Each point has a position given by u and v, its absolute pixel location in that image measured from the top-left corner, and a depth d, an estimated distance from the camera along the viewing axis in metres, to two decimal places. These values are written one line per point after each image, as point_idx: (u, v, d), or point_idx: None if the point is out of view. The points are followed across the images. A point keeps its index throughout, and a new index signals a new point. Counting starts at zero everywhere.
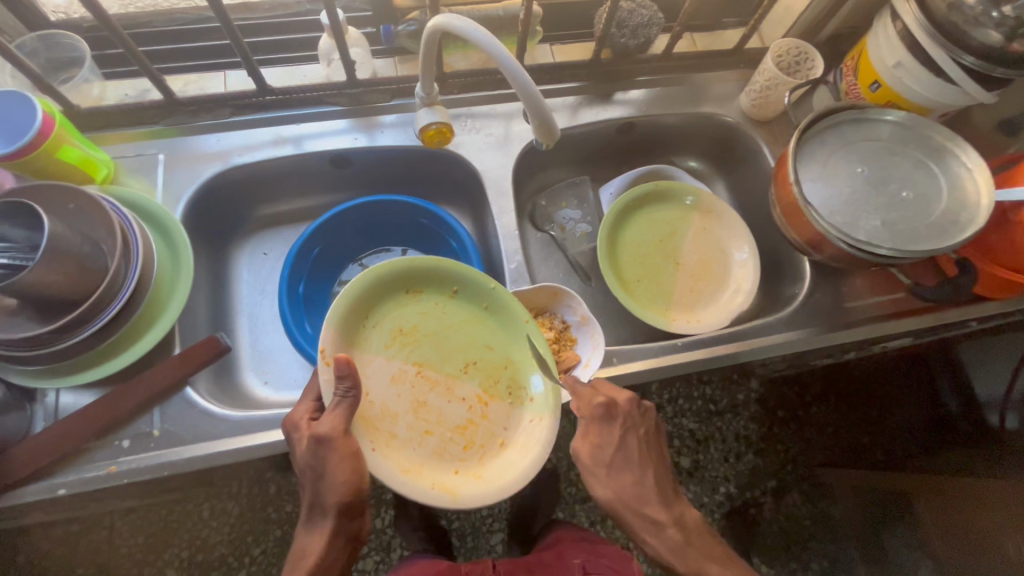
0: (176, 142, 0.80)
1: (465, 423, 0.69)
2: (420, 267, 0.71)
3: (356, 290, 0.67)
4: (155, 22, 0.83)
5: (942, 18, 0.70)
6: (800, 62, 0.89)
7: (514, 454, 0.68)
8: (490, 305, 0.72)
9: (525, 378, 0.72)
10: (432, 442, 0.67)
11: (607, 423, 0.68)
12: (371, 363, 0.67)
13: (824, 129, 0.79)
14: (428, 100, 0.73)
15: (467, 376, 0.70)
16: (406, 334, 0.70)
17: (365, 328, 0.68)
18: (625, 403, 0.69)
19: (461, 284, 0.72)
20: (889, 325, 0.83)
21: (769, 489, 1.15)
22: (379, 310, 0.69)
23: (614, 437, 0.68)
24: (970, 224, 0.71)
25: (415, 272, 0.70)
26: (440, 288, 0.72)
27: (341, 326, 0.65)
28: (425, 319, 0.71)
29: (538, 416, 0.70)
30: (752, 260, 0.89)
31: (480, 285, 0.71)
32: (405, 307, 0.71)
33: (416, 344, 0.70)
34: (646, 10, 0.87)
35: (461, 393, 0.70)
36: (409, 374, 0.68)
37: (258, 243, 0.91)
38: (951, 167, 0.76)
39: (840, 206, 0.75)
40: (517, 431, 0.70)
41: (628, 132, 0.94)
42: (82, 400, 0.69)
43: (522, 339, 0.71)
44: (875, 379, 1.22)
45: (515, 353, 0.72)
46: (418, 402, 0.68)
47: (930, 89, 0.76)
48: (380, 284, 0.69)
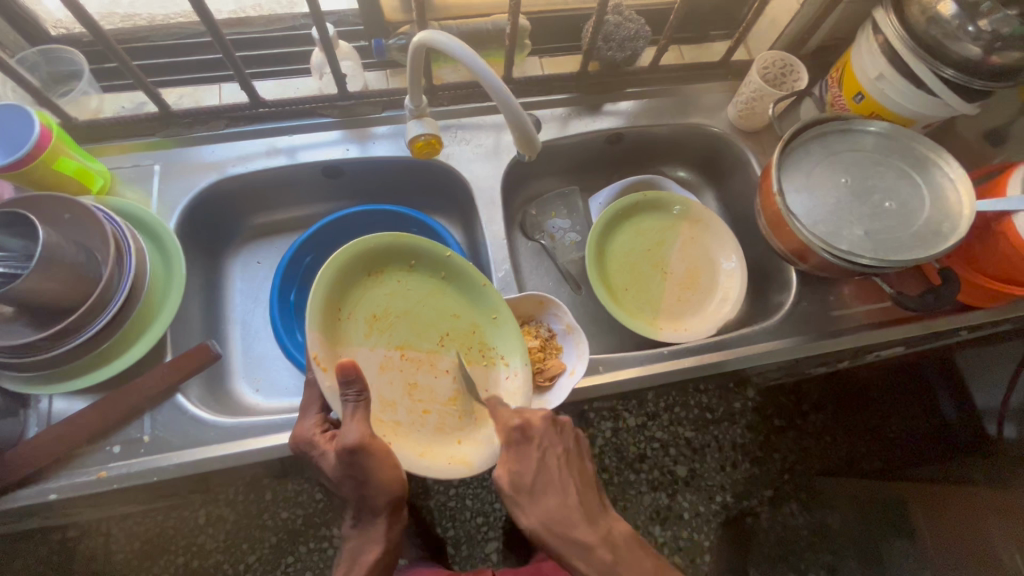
0: (171, 154, 0.82)
1: (455, 395, 0.71)
2: (376, 246, 0.71)
3: (327, 285, 0.66)
4: (153, 37, 0.86)
5: (922, 31, 0.72)
6: (785, 74, 0.90)
7: (502, 410, 0.71)
8: (447, 273, 0.74)
9: (492, 339, 0.74)
10: (432, 419, 0.69)
11: (523, 445, 0.65)
12: (357, 355, 0.68)
13: (809, 140, 0.80)
14: (417, 112, 0.75)
15: (445, 348, 0.73)
16: (380, 319, 0.71)
17: (343, 321, 0.68)
18: (539, 424, 0.66)
19: (417, 256, 0.74)
20: (878, 334, 0.83)
21: (766, 498, 1.15)
22: (349, 299, 0.69)
23: (530, 459, 0.64)
24: (952, 234, 0.72)
25: (375, 254, 0.71)
26: (397, 263, 0.73)
27: (322, 327, 0.65)
28: (392, 300, 0.72)
29: (513, 371, 0.72)
30: (740, 269, 0.89)
31: (435, 255, 0.73)
32: (372, 292, 0.71)
33: (393, 327, 0.71)
34: (633, 24, 0.89)
35: (442, 366, 0.72)
36: (395, 359, 0.70)
37: (252, 252, 0.92)
38: (934, 177, 0.77)
39: (823, 216, 0.76)
40: (498, 390, 0.72)
41: (617, 142, 0.96)
42: (75, 406, 0.70)
43: (483, 301, 0.74)
44: (873, 388, 1.22)
45: (479, 317, 0.74)
46: (409, 383, 0.70)
47: (912, 100, 0.77)
48: (345, 272, 0.68)
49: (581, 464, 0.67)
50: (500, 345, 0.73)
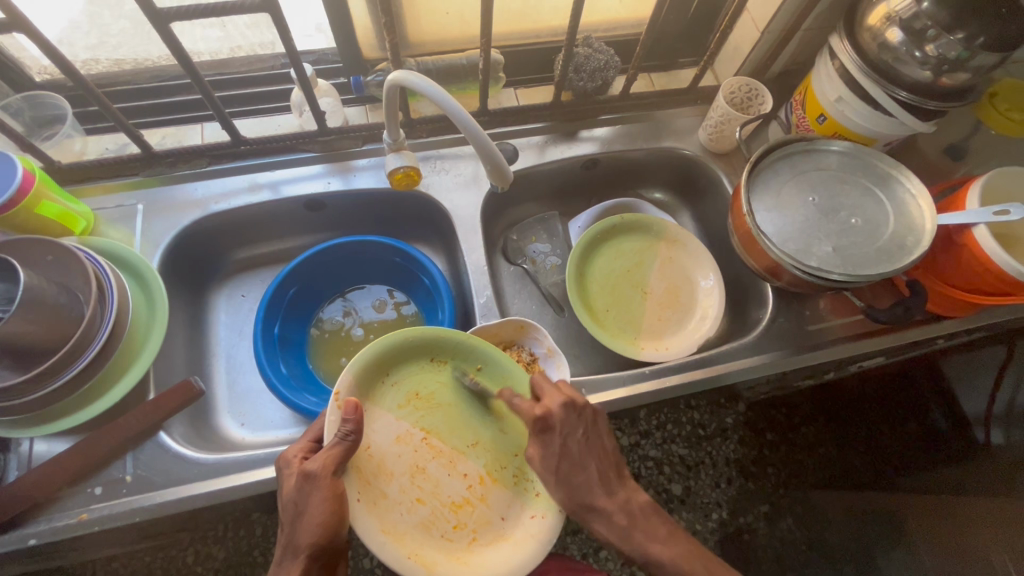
0: (155, 192, 0.84)
1: (462, 500, 0.67)
2: (450, 338, 0.71)
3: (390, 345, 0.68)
4: (135, 80, 0.88)
5: (875, 56, 0.76)
6: (750, 99, 0.93)
7: (508, 548, 0.65)
8: (513, 390, 0.71)
9: (532, 469, 0.70)
10: (422, 511, 0.65)
11: (545, 433, 0.64)
12: (381, 420, 0.66)
13: (775, 160, 0.83)
14: (395, 145, 0.78)
15: (474, 452, 0.68)
16: (422, 399, 0.69)
17: (385, 382, 0.68)
18: (563, 408, 0.65)
19: (487, 363, 0.71)
20: (854, 346, 0.85)
21: (762, 514, 1.15)
22: (401, 366, 0.69)
23: (555, 447, 0.64)
24: (916, 247, 0.75)
25: (446, 343, 0.70)
26: (465, 362, 0.71)
27: (363, 377, 0.66)
28: (443, 389, 0.70)
29: (541, 511, 0.67)
30: (717, 287, 0.91)
31: (505, 369, 0.70)
32: (427, 373, 0.70)
33: (430, 411, 0.69)
34: (602, 54, 0.92)
35: (463, 468, 0.68)
36: (415, 438, 0.67)
37: (237, 285, 0.93)
38: (896, 192, 0.79)
39: (792, 234, 0.78)
40: (515, 523, 0.67)
41: (593, 168, 0.98)
42: (56, 448, 0.70)
43: None
44: (865, 399, 1.23)
45: (527, 441, 0.70)
46: (417, 467, 0.66)
47: (870, 120, 0.81)
48: (412, 342, 0.69)
49: (604, 438, 0.67)
50: (541, 481, 0.69)
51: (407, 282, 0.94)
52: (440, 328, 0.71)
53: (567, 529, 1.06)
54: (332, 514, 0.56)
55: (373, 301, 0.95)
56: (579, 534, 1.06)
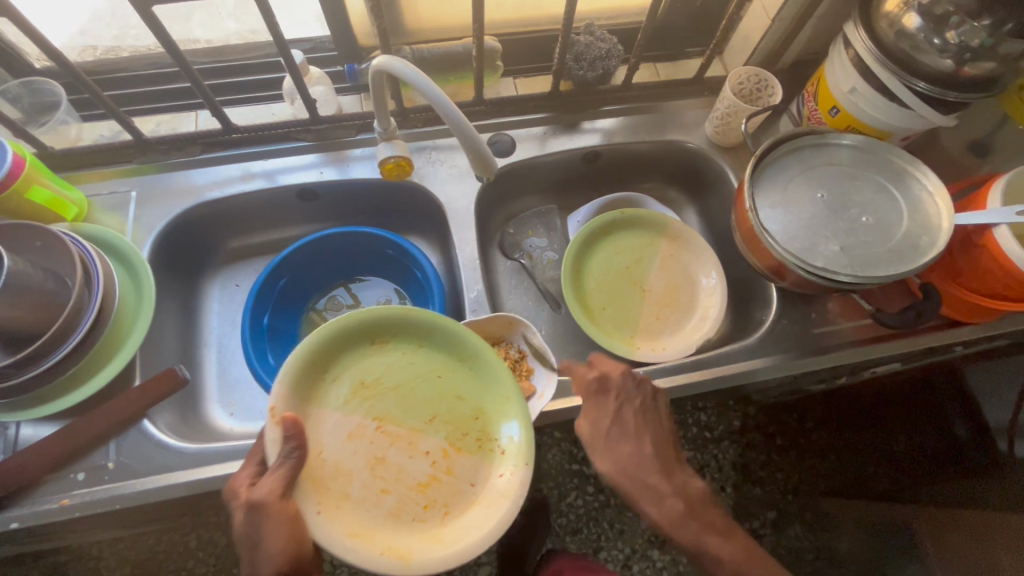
0: (149, 180, 0.84)
1: (428, 479, 0.64)
2: (386, 317, 0.68)
3: (317, 344, 0.64)
4: (132, 68, 0.87)
5: (891, 45, 0.71)
6: (760, 89, 0.88)
7: (482, 511, 0.63)
8: (462, 353, 0.68)
9: (495, 428, 0.67)
10: (388, 501, 0.62)
11: (600, 397, 0.68)
12: (327, 419, 0.63)
13: (784, 154, 0.79)
14: (386, 134, 0.77)
15: (433, 428, 0.66)
16: (369, 387, 0.66)
17: (325, 381, 0.65)
18: (617, 376, 0.68)
19: (430, 332, 0.69)
20: (862, 352, 0.81)
21: (769, 521, 1.11)
22: (338, 360, 0.66)
23: (607, 410, 0.67)
24: (930, 248, 0.70)
25: (382, 323, 0.67)
26: (408, 336, 0.69)
27: (298, 384, 0.62)
28: (390, 372, 0.67)
29: (508, 468, 0.65)
30: (720, 286, 0.88)
31: (448, 332, 0.68)
32: (371, 360, 0.67)
33: (379, 397, 0.66)
34: (604, 43, 0.89)
35: (424, 447, 0.65)
36: (368, 430, 0.64)
37: (231, 274, 0.93)
38: (911, 189, 0.75)
39: (797, 232, 0.74)
40: (485, 486, 0.65)
41: (594, 160, 0.95)
42: (41, 432, 0.70)
43: (496, 388, 0.67)
44: (881, 403, 1.17)
45: (486, 403, 0.68)
46: (376, 458, 0.64)
47: (886, 113, 0.77)
48: (341, 334, 0.66)
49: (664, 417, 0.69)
50: (506, 438, 0.66)
51: (400, 275, 0.92)
52: (369, 311, 0.67)
53: (567, 528, 1.04)
54: (288, 540, 0.55)
55: (368, 294, 0.94)
56: (579, 533, 1.05)
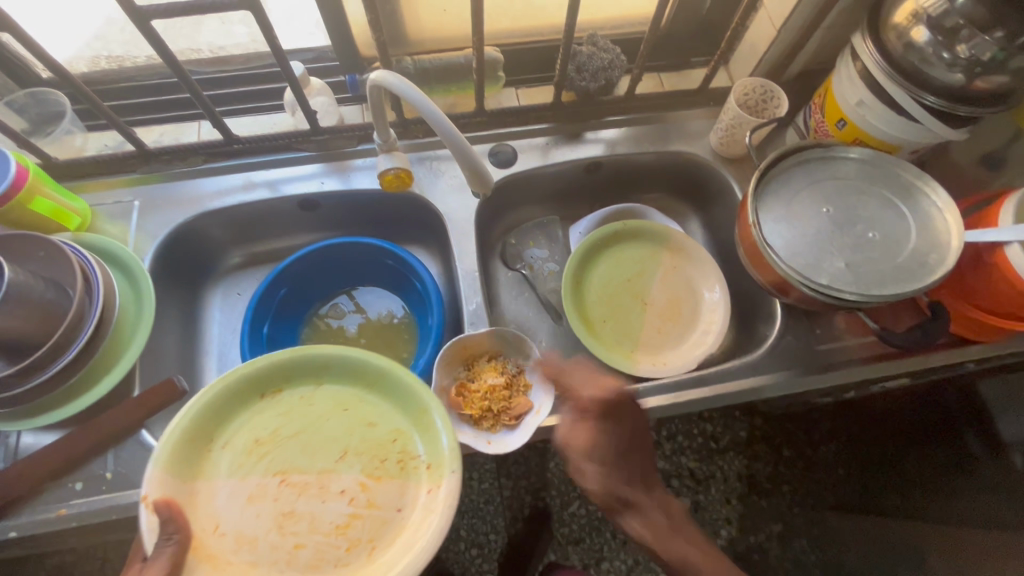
0: (151, 189, 0.84)
1: (347, 520, 0.56)
2: (269, 362, 0.61)
3: (188, 416, 0.57)
4: (139, 78, 0.88)
5: (901, 57, 0.70)
6: (765, 101, 0.87)
7: (413, 535, 0.55)
8: (363, 374, 0.62)
9: (416, 445, 0.60)
10: (304, 555, 0.55)
11: (596, 422, 0.65)
12: (216, 491, 0.56)
13: (788, 168, 0.78)
14: (386, 146, 0.77)
15: (346, 465, 0.59)
16: (264, 441, 0.59)
17: (211, 451, 0.58)
18: (615, 400, 0.65)
19: (323, 364, 0.62)
20: (868, 370, 0.79)
21: (775, 534, 1.07)
22: (219, 425, 0.59)
23: (606, 436, 0.64)
24: (939, 266, 0.68)
25: (267, 370, 0.61)
26: (301, 377, 0.62)
27: (172, 460, 0.55)
28: (286, 420, 0.60)
29: (435, 482, 0.57)
30: (723, 302, 0.86)
31: (341, 357, 0.62)
32: (263, 412, 0.60)
33: (278, 448, 0.59)
34: (606, 54, 0.87)
35: (338, 487, 0.58)
36: (271, 485, 0.57)
37: (233, 283, 0.93)
38: (919, 205, 0.73)
39: (802, 247, 0.73)
40: (414, 508, 0.57)
41: (596, 171, 0.94)
42: (42, 441, 0.71)
43: (406, 404, 0.61)
44: (894, 415, 1.12)
45: (400, 421, 0.61)
46: (282, 512, 0.56)
47: (894, 127, 0.75)
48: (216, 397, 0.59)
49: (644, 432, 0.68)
50: (427, 451, 0.59)
51: (400, 285, 0.91)
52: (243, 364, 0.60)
53: (569, 538, 1.02)
54: None
55: (368, 304, 0.93)
56: (581, 544, 1.02)
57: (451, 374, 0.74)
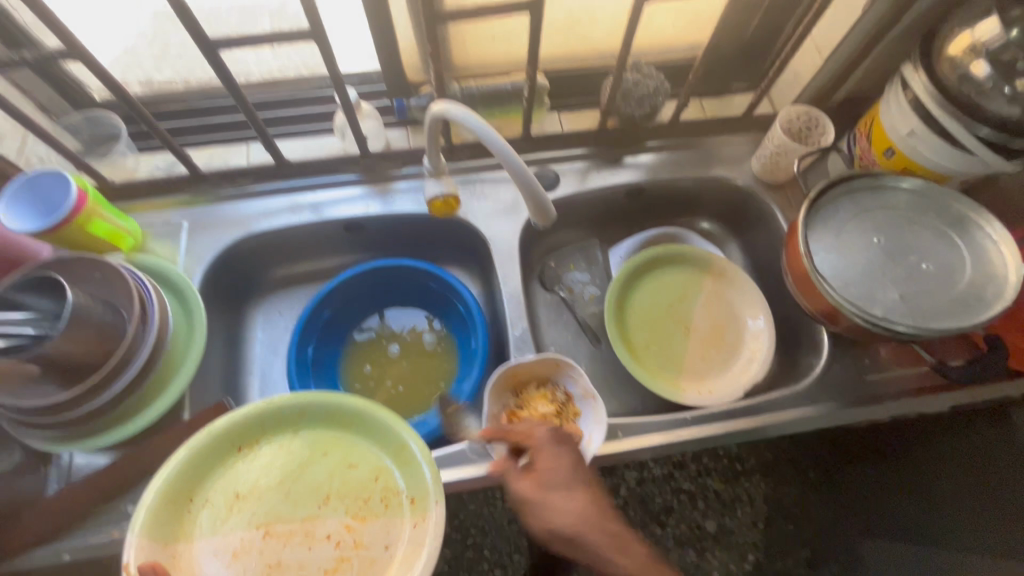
0: (198, 211, 0.85)
1: (335, 564, 0.59)
2: (244, 418, 0.64)
3: (168, 478, 0.59)
4: (190, 99, 0.90)
5: (955, 90, 0.70)
6: (810, 128, 0.87)
7: (403, 569, 0.58)
8: (340, 419, 0.65)
9: (398, 480, 0.63)
10: None
11: (558, 448, 0.62)
12: (208, 547, 0.58)
13: (837, 197, 0.78)
14: (434, 172, 0.77)
15: (330, 508, 0.61)
16: (243, 496, 0.61)
17: (191, 510, 0.60)
18: (540, 428, 0.64)
19: (299, 413, 0.65)
20: (916, 401, 0.78)
21: (804, 560, 1.00)
22: (202, 483, 0.61)
23: (566, 460, 0.61)
24: (997, 300, 0.68)
25: (244, 425, 0.63)
26: (276, 428, 0.65)
27: (155, 525, 0.57)
28: (264, 473, 0.63)
29: (422, 515, 0.60)
30: (768, 329, 0.85)
31: (318, 402, 0.65)
32: (240, 467, 0.63)
33: (260, 501, 0.61)
34: (651, 81, 0.88)
35: (323, 532, 0.60)
36: (255, 539, 0.59)
37: (274, 303, 0.93)
38: (974, 238, 0.73)
39: (853, 278, 0.73)
40: (399, 545, 0.60)
41: (637, 196, 0.94)
42: (95, 461, 0.71)
43: (385, 442, 0.64)
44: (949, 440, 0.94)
45: (380, 460, 0.64)
46: (269, 565, 0.58)
47: (946, 157, 0.75)
48: (197, 456, 0.61)
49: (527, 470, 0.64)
50: (407, 486, 0.62)
51: (440, 307, 0.91)
52: (221, 419, 0.63)
53: None
54: None
55: (407, 325, 0.93)
56: None
57: (500, 402, 0.74)
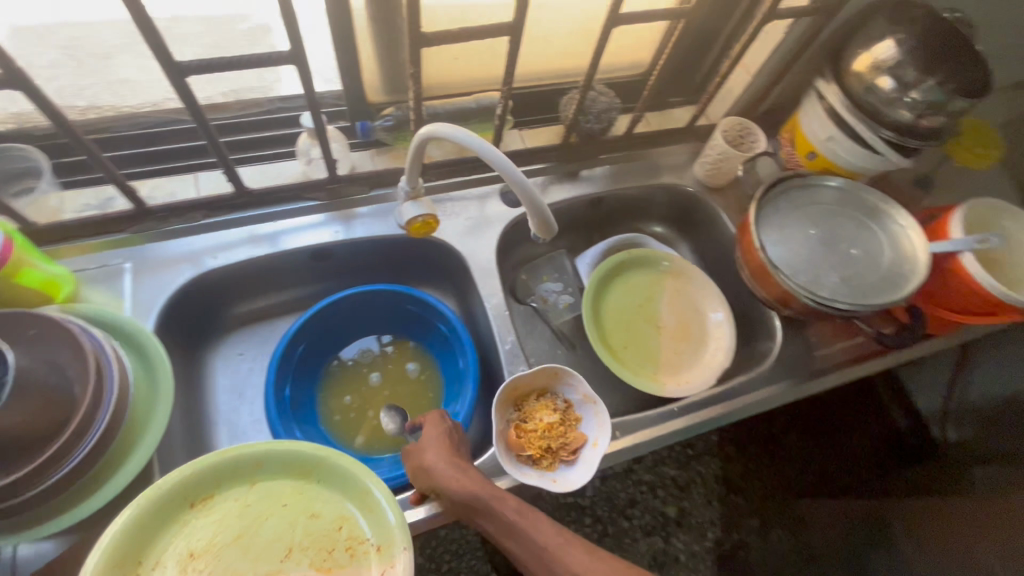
0: (140, 251, 0.77)
1: None
2: (195, 466, 0.54)
3: (107, 542, 0.49)
4: (118, 126, 0.77)
5: (862, 98, 0.81)
6: (743, 136, 0.97)
7: None
8: (303, 462, 0.57)
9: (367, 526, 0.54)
10: None
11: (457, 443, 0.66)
12: None
13: (777, 196, 0.88)
14: (413, 194, 0.76)
15: (293, 563, 0.52)
16: (196, 557, 0.51)
17: None
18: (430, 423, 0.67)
19: (257, 458, 0.56)
20: (855, 369, 0.89)
21: (754, 529, 1.10)
22: (147, 546, 0.51)
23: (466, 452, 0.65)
24: (914, 275, 0.80)
25: (195, 474, 0.54)
26: (232, 478, 0.55)
27: None
28: (218, 530, 0.53)
29: (389, 564, 0.52)
30: (728, 320, 0.93)
31: (279, 444, 0.56)
32: (191, 525, 0.53)
33: (215, 563, 0.51)
34: (606, 97, 0.94)
35: None
36: None
37: (233, 343, 0.86)
38: (889, 224, 0.85)
39: (801, 266, 0.82)
40: None
41: (598, 206, 1.00)
42: (46, 550, 0.62)
43: (353, 484, 0.56)
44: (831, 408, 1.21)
45: (348, 505, 0.55)
46: None
47: (858, 159, 0.87)
48: (140, 514, 0.51)
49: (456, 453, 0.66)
50: (376, 533, 0.54)
51: (420, 329, 0.89)
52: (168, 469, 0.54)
53: None
54: None
55: (384, 352, 0.90)
56: None
57: (504, 417, 0.75)
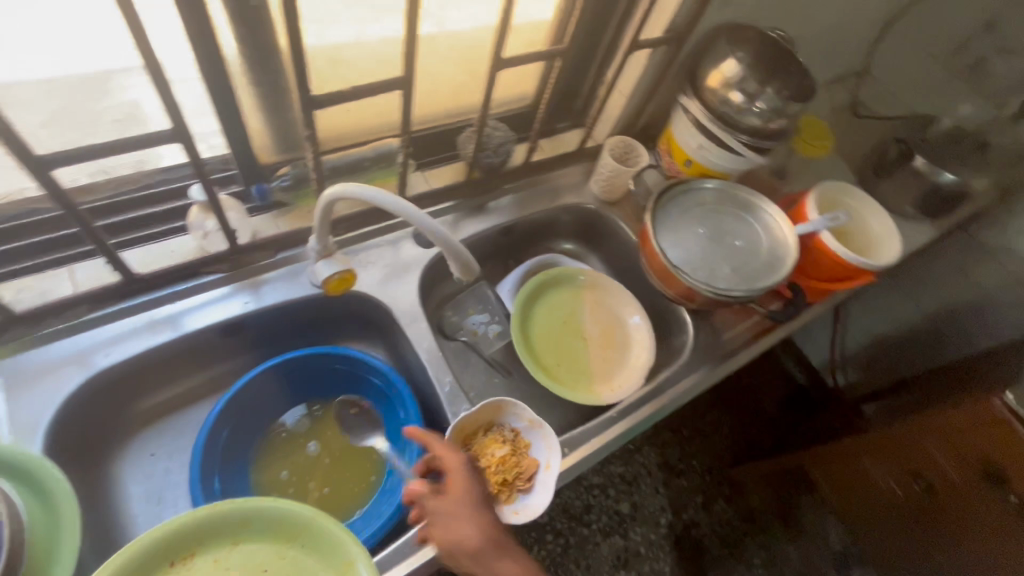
0: (14, 361, 0.68)
1: None
2: (181, 526, 0.51)
3: None
4: None
5: (719, 110, 0.92)
6: (628, 152, 1.06)
7: None
8: (290, 526, 0.54)
9: None
10: None
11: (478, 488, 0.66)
12: None
13: (666, 203, 0.96)
14: (324, 252, 0.74)
15: None
16: None
17: None
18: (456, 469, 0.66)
19: (246, 518, 0.54)
20: (758, 345, 0.99)
21: (699, 505, 1.27)
22: None
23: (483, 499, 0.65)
24: (787, 257, 0.92)
25: (177, 534, 0.51)
26: (216, 538, 0.53)
27: None
28: None
29: None
30: (645, 323, 1.00)
31: (269, 507, 0.54)
32: None
33: None
34: (501, 132, 0.98)
35: None
36: None
37: (143, 444, 0.79)
38: (761, 215, 0.97)
39: (697, 263, 0.92)
40: None
41: (509, 233, 1.04)
42: None
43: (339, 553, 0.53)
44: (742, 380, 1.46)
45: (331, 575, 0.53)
46: None
47: (727, 162, 0.98)
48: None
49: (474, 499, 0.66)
50: None
51: (353, 387, 0.87)
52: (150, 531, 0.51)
53: None
54: None
55: (317, 418, 0.86)
56: None
57: None
